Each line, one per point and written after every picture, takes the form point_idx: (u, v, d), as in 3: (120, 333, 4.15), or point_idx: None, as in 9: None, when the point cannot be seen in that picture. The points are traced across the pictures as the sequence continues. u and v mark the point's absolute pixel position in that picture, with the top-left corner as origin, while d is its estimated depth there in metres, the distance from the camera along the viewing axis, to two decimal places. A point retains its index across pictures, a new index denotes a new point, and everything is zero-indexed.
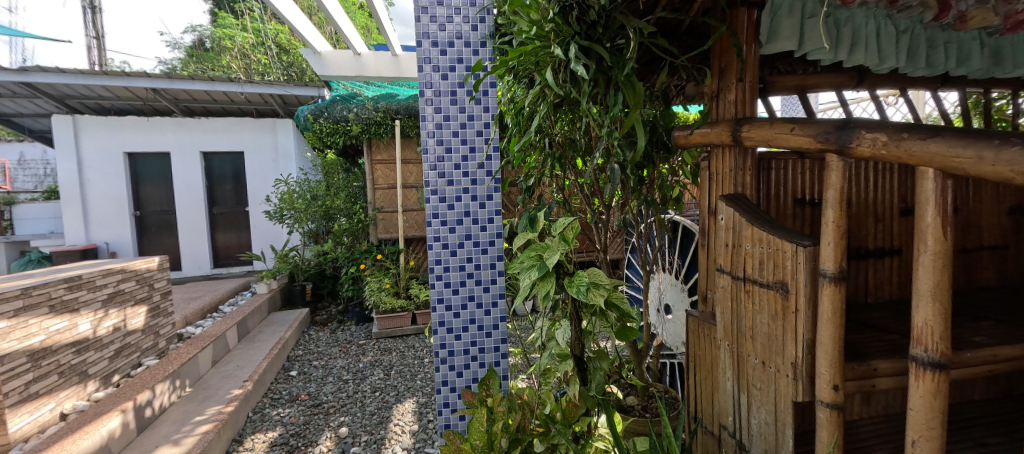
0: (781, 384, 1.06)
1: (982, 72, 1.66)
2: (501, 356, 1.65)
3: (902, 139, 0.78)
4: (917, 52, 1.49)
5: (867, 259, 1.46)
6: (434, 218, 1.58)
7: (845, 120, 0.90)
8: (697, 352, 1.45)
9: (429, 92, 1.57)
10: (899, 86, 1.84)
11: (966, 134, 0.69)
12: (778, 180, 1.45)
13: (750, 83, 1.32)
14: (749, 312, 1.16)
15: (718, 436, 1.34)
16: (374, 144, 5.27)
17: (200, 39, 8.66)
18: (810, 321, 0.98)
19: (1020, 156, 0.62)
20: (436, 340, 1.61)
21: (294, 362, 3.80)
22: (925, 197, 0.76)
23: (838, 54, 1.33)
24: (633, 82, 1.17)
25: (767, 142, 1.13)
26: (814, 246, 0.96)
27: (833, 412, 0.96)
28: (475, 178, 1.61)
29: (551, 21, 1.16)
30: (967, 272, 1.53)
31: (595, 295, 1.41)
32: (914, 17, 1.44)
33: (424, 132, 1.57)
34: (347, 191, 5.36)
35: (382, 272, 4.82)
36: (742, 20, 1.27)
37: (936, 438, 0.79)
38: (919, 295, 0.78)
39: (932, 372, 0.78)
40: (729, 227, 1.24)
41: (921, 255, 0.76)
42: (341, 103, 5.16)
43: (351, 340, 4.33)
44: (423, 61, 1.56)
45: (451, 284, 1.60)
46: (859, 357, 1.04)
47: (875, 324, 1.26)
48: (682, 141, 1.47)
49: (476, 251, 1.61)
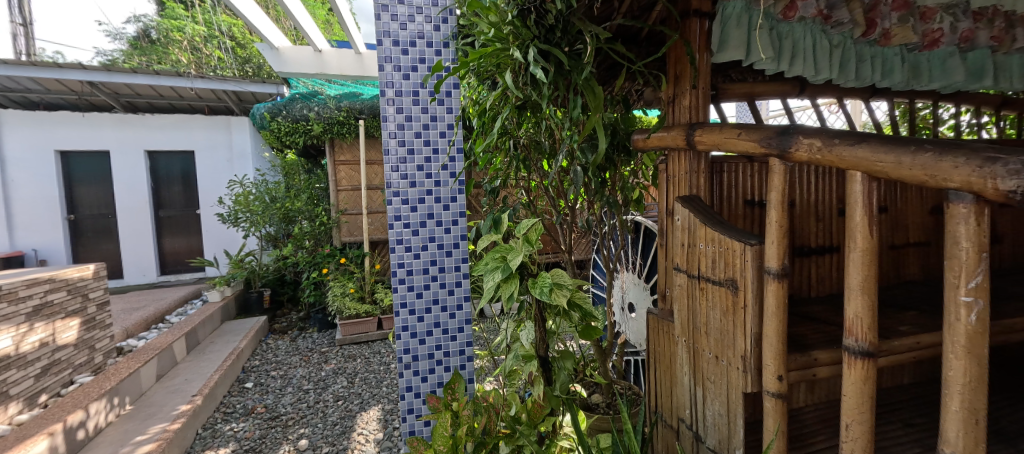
0: (732, 377, 1.11)
1: (903, 85, 1.80)
2: (466, 359, 1.64)
3: (833, 144, 0.83)
4: (848, 65, 1.60)
5: (810, 256, 1.56)
6: (396, 220, 1.55)
7: (785, 127, 0.96)
8: (656, 349, 1.50)
9: (390, 91, 1.54)
10: (836, 95, 1.97)
11: (887, 141, 0.75)
12: (729, 182, 1.53)
13: (703, 90, 1.38)
14: (704, 309, 1.22)
15: (677, 428, 1.39)
16: (336, 145, 5.11)
17: (145, 30, 8.00)
18: (757, 316, 1.04)
19: (932, 161, 0.68)
20: (400, 345, 1.57)
21: (250, 373, 3.62)
22: (853, 198, 0.82)
23: (779, 65, 1.41)
24: (592, 86, 1.20)
25: (717, 146, 1.18)
26: (759, 245, 1.02)
27: (779, 401, 1.02)
28: (438, 179, 1.59)
29: (510, 23, 1.18)
30: (897, 268, 1.66)
31: (558, 295, 1.43)
32: (845, 33, 1.55)
33: (385, 133, 1.54)
34: (308, 192, 5.15)
35: (346, 277, 4.69)
36: (694, 30, 1.34)
37: (866, 422, 0.85)
38: (851, 289, 0.84)
39: (862, 360, 0.84)
40: (685, 228, 1.29)
41: (850, 251, 0.82)
42: (300, 101, 4.96)
43: (312, 347, 4.18)
44: (384, 61, 1.53)
45: (415, 287, 1.57)
46: (800, 349, 1.11)
47: (816, 317, 1.35)
48: (641, 144, 1.52)
49: (441, 254, 1.60)
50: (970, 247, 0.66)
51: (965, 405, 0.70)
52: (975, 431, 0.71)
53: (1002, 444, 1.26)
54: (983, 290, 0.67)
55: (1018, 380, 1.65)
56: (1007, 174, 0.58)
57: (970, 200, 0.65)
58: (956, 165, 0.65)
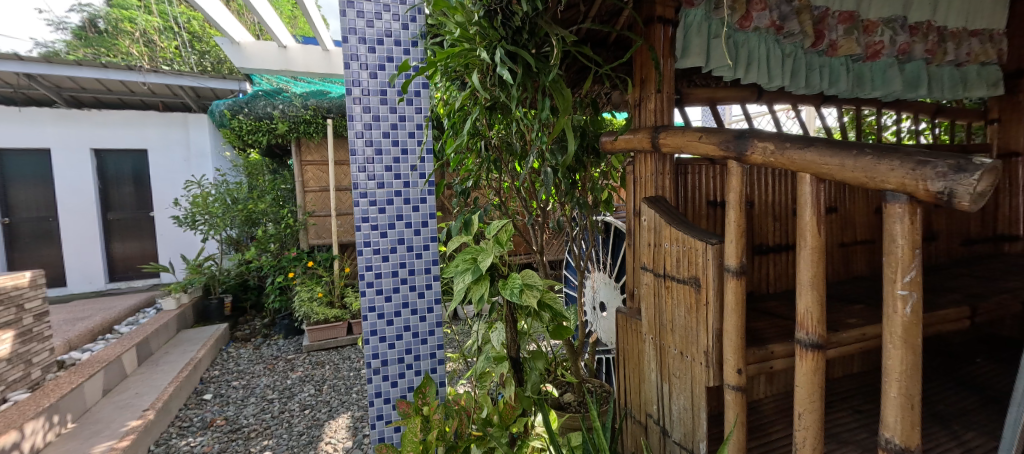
0: (696, 371, 1.15)
1: (848, 93, 1.88)
2: (437, 363, 1.62)
3: (784, 148, 0.88)
4: (799, 74, 1.68)
5: (768, 254, 1.64)
6: (364, 222, 1.52)
7: (741, 130, 1.00)
8: (625, 347, 1.53)
9: (357, 90, 1.50)
10: (791, 102, 2.07)
11: (833, 145, 0.80)
12: (693, 183, 1.58)
13: (667, 94, 1.42)
14: (669, 306, 1.25)
15: (645, 424, 1.42)
16: (303, 144, 4.95)
17: (91, 19, 7.39)
18: (718, 312, 1.08)
19: (872, 164, 0.73)
20: (368, 350, 1.54)
21: (209, 384, 3.45)
22: (803, 199, 0.86)
23: (736, 72, 1.47)
24: (560, 88, 1.22)
25: (680, 148, 1.23)
26: (719, 244, 1.06)
27: (738, 393, 1.06)
28: (407, 180, 1.57)
29: (477, 24, 1.18)
30: (846, 264, 1.76)
31: (528, 296, 1.43)
32: (796, 43, 1.63)
33: (351, 132, 1.50)
34: (273, 194, 4.96)
35: (314, 281, 4.55)
36: (659, 36, 1.39)
37: (817, 411, 0.89)
38: (801, 285, 0.88)
39: (812, 352, 0.89)
40: (651, 228, 1.33)
41: (800, 249, 0.87)
42: (263, 99, 4.79)
43: (278, 355, 4.03)
44: (350, 58, 1.49)
45: (384, 291, 1.54)
46: (758, 343, 1.16)
47: (773, 312, 1.42)
48: (609, 146, 1.55)
49: (410, 256, 1.57)
50: (905, 244, 0.71)
51: (903, 391, 0.75)
52: (912, 415, 0.76)
53: (938, 426, 1.36)
54: (917, 284, 0.72)
55: (953, 366, 1.79)
56: (936, 176, 0.63)
57: (904, 200, 0.70)
58: (892, 168, 0.69)
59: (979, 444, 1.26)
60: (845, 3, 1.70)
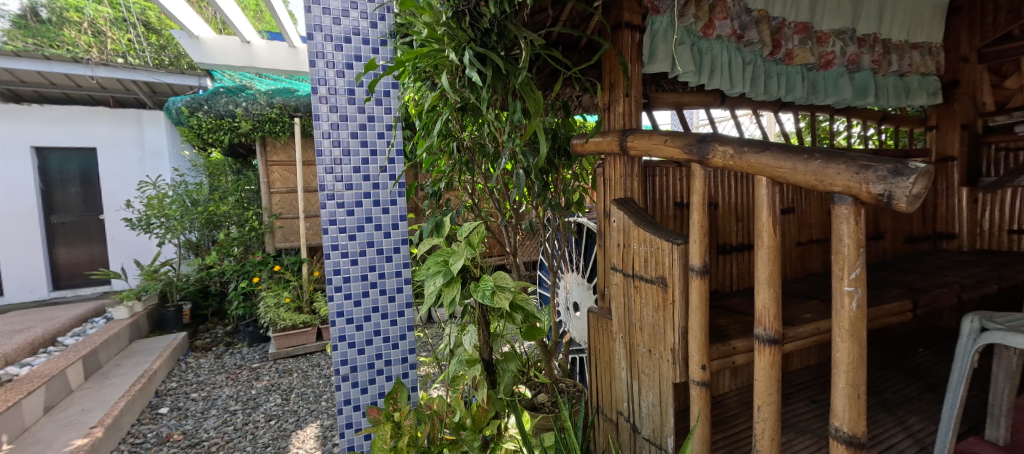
0: (663, 369, 1.18)
1: (804, 100, 1.97)
2: (409, 367, 1.59)
3: (743, 152, 0.92)
4: (758, 81, 1.75)
5: (731, 253, 1.70)
6: (331, 225, 1.47)
7: (704, 134, 1.04)
8: (596, 346, 1.55)
9: (322, 89, 1.45)
10: (752, 107, 2.16)
11: (786, 150, 0.84)
12: (661, 185, 1.63)
13: (635, 98, 1.46)
14: (638, 305, 1.28)
15: (616, 422, 1.44)
16: (268, 144, 4.78)
17: (32, 7, 6.34)
18: (684, 310, 1.11)
19: (821, 167, 0.77)
20: (336, 356, 1.49)
21: (165, 397, 3.27)
22: (760, 201, 0.90)
23: (701, 78, 1.52)
24: (531, 91, 1.23)
25: (647, 151, 1.26)
26: (684, 244, 1.10)
27: (703, 388, 1.09)
28: (377, 182, 1.53)
29: (444, 24, 1.17)
30: (803, 262, 1.85)
31: (500, 298, 1.43)
32: (755, 51, 1.71)
33: (317, 132, 1.45)
34: (236, 195, 4.77)
35: (280, 286, 4.39)
36: (626, 41, 1.42)
37: (774, 403, 0.93)
38: (759, 284, 0.92)
39: (769, 346, 0.93)
40: (620, 229, 1.36)
41: (757, 248, 0.90)
42: (225, 96, 4.60)
43: (241, 364, 3.86)
44: (316, 56, 1.45)
45: (353, 295, 1.50)
46: (721, 339, 1.20)
47: (736, 309, 1.47)
48: (580, 148, 1.57)
49: (380, 259, 1.54)
50: (851, 243, 0.75)
51: (850, 381, 0.80)
52: (858, 403, 0.80)
53: (884, 413, 1.46)
54: (862, 280, 0.76)
55: (898, 355, 1.91)
56: (877, 179, 0.67)
57: (849, 201, 0.75)
58: (839, 172, 0.74)
59: (922, 429, 1.36)
60: (799, 15, 1.82)
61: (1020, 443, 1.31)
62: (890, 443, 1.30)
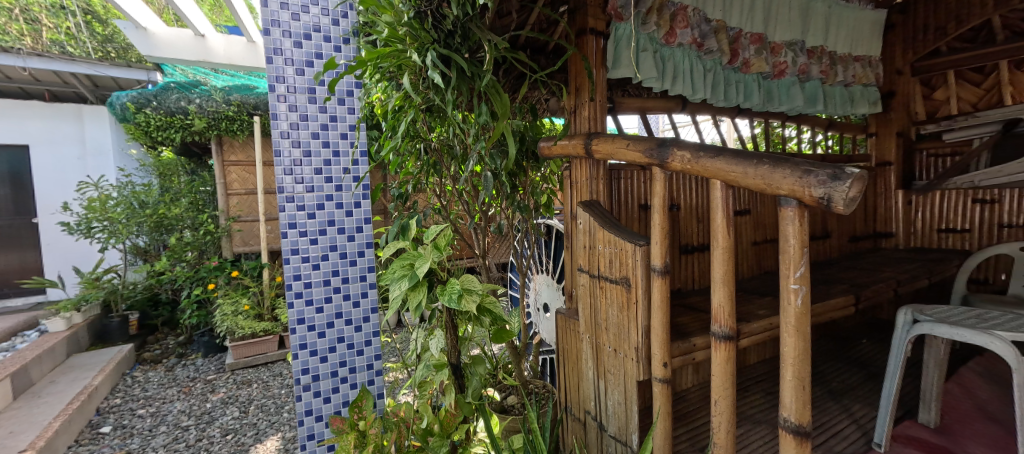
0: (628, 367, 1.21)
1: (761, 107, 2.06)
2: (375, 374, 1.52)
3: (699, 157, 0.96)
4: (719, 87, 1.82)
5: (693, 253, 1.77)
6: (291, 228, 1.37)
7: (663, 139, 1.08)
8: (564, 346, 1.57)
9: (281, 87, 1.35)
10: (712, 113, 2.25)
11: (738, 157, 0.88)
12: (625, 188, 1.67)
13: (600, 102, 1.48)
14: (603, 306, 1.31)
15: (584, 421, 1.46)
16: (224, 143, 4.56)
17: None
18: (647, 310, 1.14)
19: (768, 172, 0.82)
20: (297, 365, 1.40)
21: (108, 415, 3.05)
22: (715, 204, 0.94)
23: (665, 84, 1.58)
24: (498, 94, 1.23)
25: (611, 155, 1.29)
26: (647, 246, 1.13)
27: (665, 385, 1.13)
28: (340, 184, 1.44)
29: (407, 25, 1.15)
30: (759, 260, 1.95)
31: (467, 301, 1.41)
32: (715, 59, 1.78)
33: (275, 132, 1.35)
34: (190, 197, 4.52)
35: (239, 292, 4.20)
36: (591, 47, 1.44)
37: (730, 397, 0.97)
38: (715, 283, 0.95)
39: (725, 343, 0.97)
40: (586, 231, 1.37)
41: (713, 249, 0.94)
42: (176, 92, 4.36)
43: (195, 376, 3.66)
44: (273, 52, 1.34)
45: (315, 301, 1.41)
46: (682, 337, 1.24)
47: (695, 307, 1.53)
48: (547, 151, 1.58)
49: (343, 263, 1.45)
50: (796, 243, 0.80)
51: (797, 374, 0.84)
52: (804, 395, 0.85)
53: (832, 401, 1.55)
54: (806, 278, 0.81)
55: (843, 346, 2.04)
56: (818, 183, 0.72)
57: (794, 204, 0.79)
58: (785, 176, 0.79)
59: (864, 415, 1.46)
60: (754, 26, 1.92)
61: (948, 425, 1.43)
62: (836, 429, 1.39)
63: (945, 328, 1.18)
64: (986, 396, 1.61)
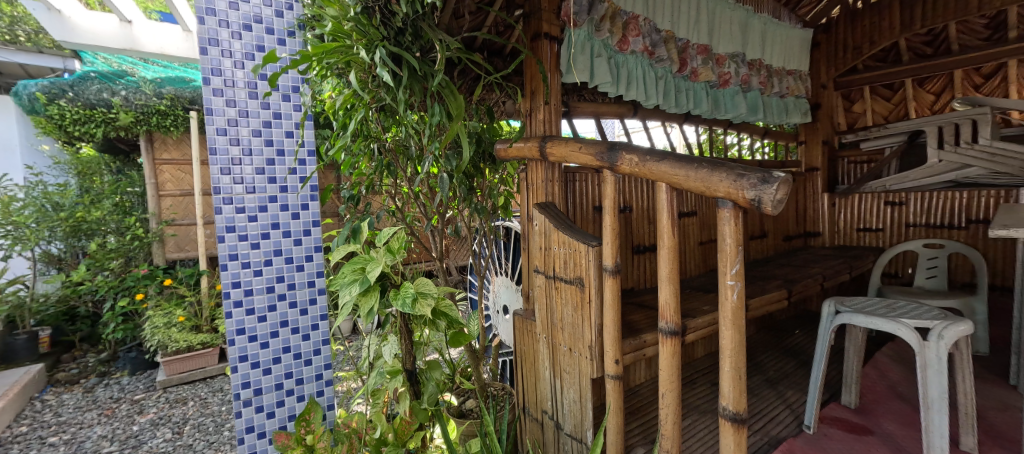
0: (583, 365, 1.23)
1: (709, 114, 2.17)
2: (325, 385, 1.41)
3: (645, 161, 1.00)
4: (670, 94, 1.91)
5: (645, 253, 1.84)
6: (229, 232, 1.23)
7: (613, 143, 1.11)
8: (522, 347, 1.57)
9: (216, 80, 1.21)
10: (662, 119, 2.34)
11: (680, 160, 0.93)
12: (580, 190, 1.71)
13: (554, 106, 1.50)
14: (559, 306, 1.32)
15: (542, 421, 1.47)
16: (156, 139, 4.19)
17: None
18: (600, 308, 1.17)
19: (707, 175, 0.86)
20: (236, 379, 1.26)
21: (11, 445, 2.71)
22: (661, 206, 0.97)
23: (619, 89, 1.64)
24: (453, 94, 1.22)
25: (565, 158, 1.31)
26: (599, 246, 1.16)
27: (617, 382, 1.16)
28: (285, 184, 1.32)
29: (354, 19, 1.11)
30: (705, 259, 2.06)
31: (422, 306, 1.37)
32: (666, 68, 1.87)
33: (210, 128, 1.21)
34: (114, 199, 4.13)
35: (173, 303, 3.89)
36: (545, 51, 1.45)
37: (676, 390, 1.01)
38: (662, 281, 0.99)
39: (671, 338, 1.01)
40: (542, 232, 1.39)
41: (660, 249, 0.97)
42: (97, 82, 4.01)
43: (119, 396, 3.35)
44: (208, 42, 1.20)
45: (257, 311, 1.28)
46: (633, 334, 1.28)
47: (646, 304, 1.60)
48: (503, 153, 1.58)
49: (289, 269, 1.33)
50: (732, 242, 0.85)
51: (734, 365, 0.89)
52: (739, 384, 0.90)
53: (769, 388, 1.66)
54: (741, 275, 0.86)
55: (779, 337, 2.20)
56: (749, 186, 0.78)
57: (730, 205, 0.84)
58: (721, 179, 0.84)
59: (796, 400, 1.58)
60: (700, 37, 2.03)
61: (866, 405, 1.57)
62: (771, 415, 1.50)
63: (862, 318, 1.30)
64: (897, 377, 1.78)
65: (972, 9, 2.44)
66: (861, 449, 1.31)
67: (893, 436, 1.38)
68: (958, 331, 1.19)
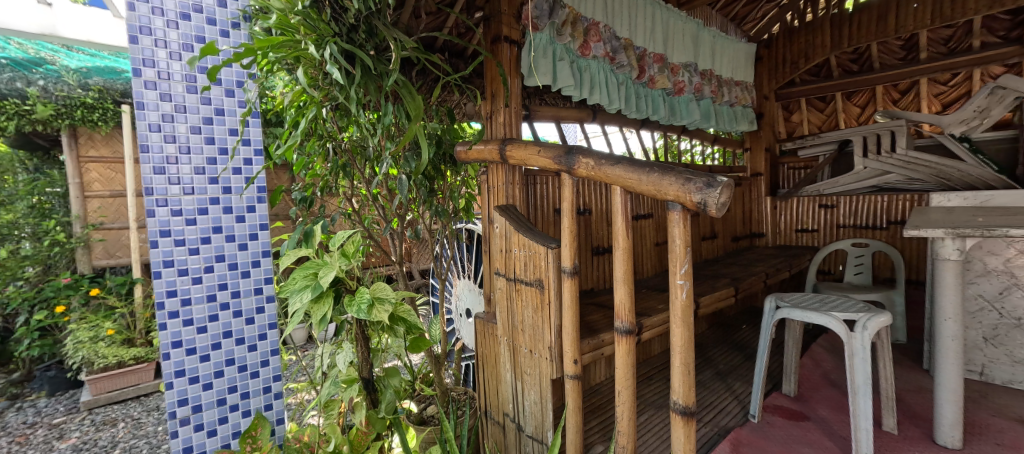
0: (543, 366, 1.24)
1: (666, 120, 2.25)
2: (273, 398, 1.31)
3: (600, 165, 1.02)
4: (631, 100, 1.97)
5: (604, 255, 1.89)
6: (163, 237, 1.12)
7: (571, 147, 1.12)
8: (483, 351, 1.55)
9: (149, 72, 1.11)
10: (621, 124, 2.40)
11: (634, 164, 0.95)
12: (541, 192, 1.73)
13: (515, 109, 1.50)
14: (519, 308, 1.32)
15: (503, 424, 1.46)
16: (81, 135, 3.83)
17: None
18: (558, 310, 1.18)
19: (658, 179, 0.89)
20: (172, 396, 1.15)
21: None
22: (616, 209, 0.99)
23: (582, 93, 1.67)
24: (411, 94, 1.19)
25: (524, 161, 1.31)
26: (558, 248, 1.17)
27: (576, 382, 1.17)
28: (228, 184, 1.22)
29: (302, 13, 1.05)
30: (660, 259, 2.14)
31: (379, 312, 1.33)
32: (626, 74, 1.92)
33: (141, 123, 1.10)
34: (30, 200, 3.74)
35: (101, 315, 3.57)
36: (506, 55, 1.44)
37: (631, 387, 1.04)
38: (617, 281, 1.01)
39: (626, 337, 1.03)
40: (502, 234, 1.38)
41: (615, 251, 0.99)
42: (10, 70, 3.50)
43: (34, 421, 3.02)
44: (139, 31, 1.09)
45: (196, 322, 1.17)
46: (591, 333, 1.30)
47: (604, 304, 1.63)
48: (463, 155, 1.56)
49: (233, 276, 1.23)
50: (681, 243, 0.88)
51: (683, 360, 0.92)
52: (689, 378, 0.94)
53: (718, 381, 1.74)
54: (689, 274, 0.89)
55: (728, 332, 2.31)
56: (696, 190, 0.81)
57: (679, 208, 0.87)
58: (670, 183, 0.87)
59: (743, 392, 1.66)
60: (655, 47, 2.11)
61: (804, 393, 1.68)
62: (720, 406, 1.57)
63: (800, 312, 1.39)
64: (830, 366, 1.92)
65: (889, 31, 2.68)
66: (799, 434, 1.40)
67: (827, 421, 1.48)
68: (881, 322, 1.29)
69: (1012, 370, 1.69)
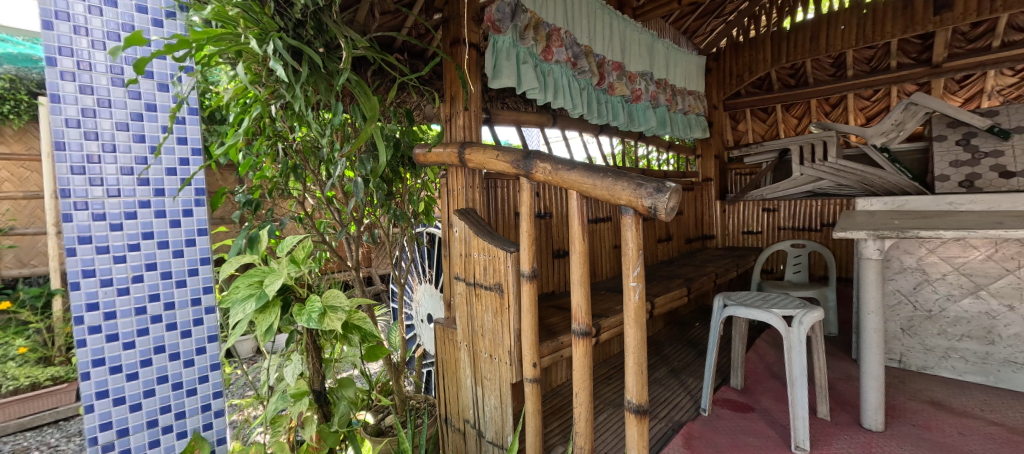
0: (502, 371, 1.23)
1: (625, 126, 2.31)
2: (213, 416, 1.19)
3: (557, 169, 1.03)
4: (593, 105, 2.00)
5: (564, 258, 1.90)
6: (82, 244, 1.00)
7: (529, 152, 1.12)
8: (443, 357, 1.51)
9: (66, 61, 0.98)
10: (581, 129, 2.44)
11: (589, 169, 0.96)
12: (501, 195, 1.73)
13: (475, 112, 1.48)
14: (479, 313, 1.31)
15: (463, 430, 1.43)
16: None
17: None
18: (518, 314, 1.18)
19: (611, 184, 0.91)
20: (92, 420, 1.02)
21: None
22: (571, 212, 1.00)
23: (546, 96, 1.69)
24: (364, 94, 1.14)
25: (482, 165, 1.29)
26: (517, 252, 1.16)
27: (536, 385, 1.16)
28: (161, 186, 1.11)
29: (241, 5, 0.99)
30: (617, 261, 2.18)
31: (331, 320, 1.26)
32: (587, 80, 1.96)
33: (56, 118, 0.97)
34: None
35: (12, 331, 3.20)
36: (465, 58, 1.43)
37: (588, 388, 1.04)
38: (574, 284, 1.02)
39: (583, 339, 1.03)
40: (462, 239, 1.36)
41: (572, 254, 1.00)
42: None
43: None
44: (55, 15, 0.97)
45: (122, 337, 1.05)
46: (550, 336, 1.31)
47: (564, 307, 1.64)
48: (421, 157, 1.52)
49: (167, 286, 1.11)
50: (633, 246, 0.90)
51: (637, 360, 0.94)
52: (642, 378, 0.95)
53: (672, 377, 1.80)
54: (641, 276, 0.91)
55: (681, 331, 2.40)
56: (647, 195, 0.84)
57: (632, 212, 0.89)
58: (623, 188, 0.88)
59: (694, 387, 1.73)
60: (614, 55, 2.17)
61: (750, 385, 1.77)
62: (673, 402, 1.62)
63: (745, 310, 1.47)
64: (773, 359, 2.04)
65: (821, 49, 2.91)
66: (745, 425, 1.47)
67: (770, 411, 1.56)
68: (815, 317, 1.38)
69: (925, 357, 1.86)
